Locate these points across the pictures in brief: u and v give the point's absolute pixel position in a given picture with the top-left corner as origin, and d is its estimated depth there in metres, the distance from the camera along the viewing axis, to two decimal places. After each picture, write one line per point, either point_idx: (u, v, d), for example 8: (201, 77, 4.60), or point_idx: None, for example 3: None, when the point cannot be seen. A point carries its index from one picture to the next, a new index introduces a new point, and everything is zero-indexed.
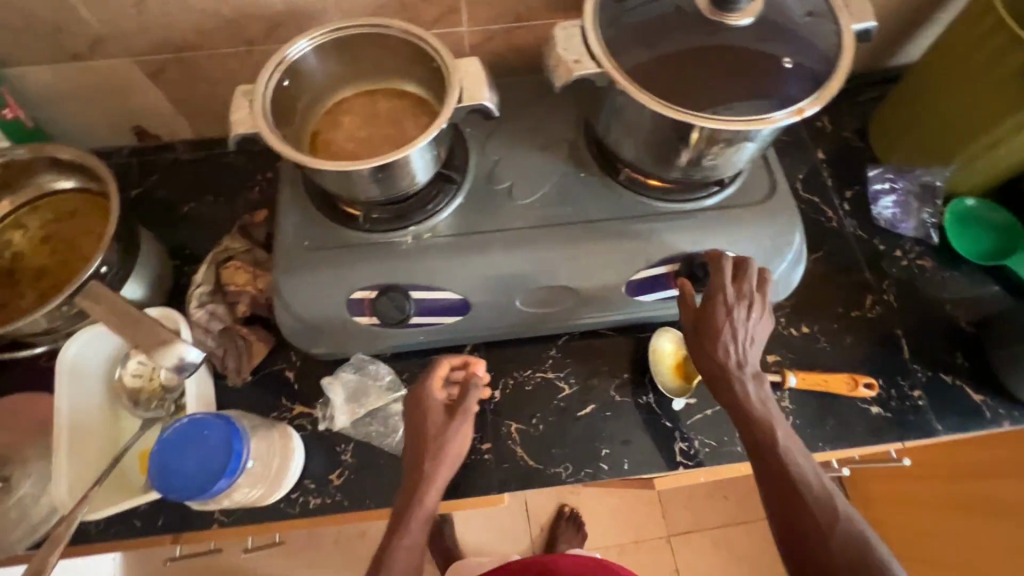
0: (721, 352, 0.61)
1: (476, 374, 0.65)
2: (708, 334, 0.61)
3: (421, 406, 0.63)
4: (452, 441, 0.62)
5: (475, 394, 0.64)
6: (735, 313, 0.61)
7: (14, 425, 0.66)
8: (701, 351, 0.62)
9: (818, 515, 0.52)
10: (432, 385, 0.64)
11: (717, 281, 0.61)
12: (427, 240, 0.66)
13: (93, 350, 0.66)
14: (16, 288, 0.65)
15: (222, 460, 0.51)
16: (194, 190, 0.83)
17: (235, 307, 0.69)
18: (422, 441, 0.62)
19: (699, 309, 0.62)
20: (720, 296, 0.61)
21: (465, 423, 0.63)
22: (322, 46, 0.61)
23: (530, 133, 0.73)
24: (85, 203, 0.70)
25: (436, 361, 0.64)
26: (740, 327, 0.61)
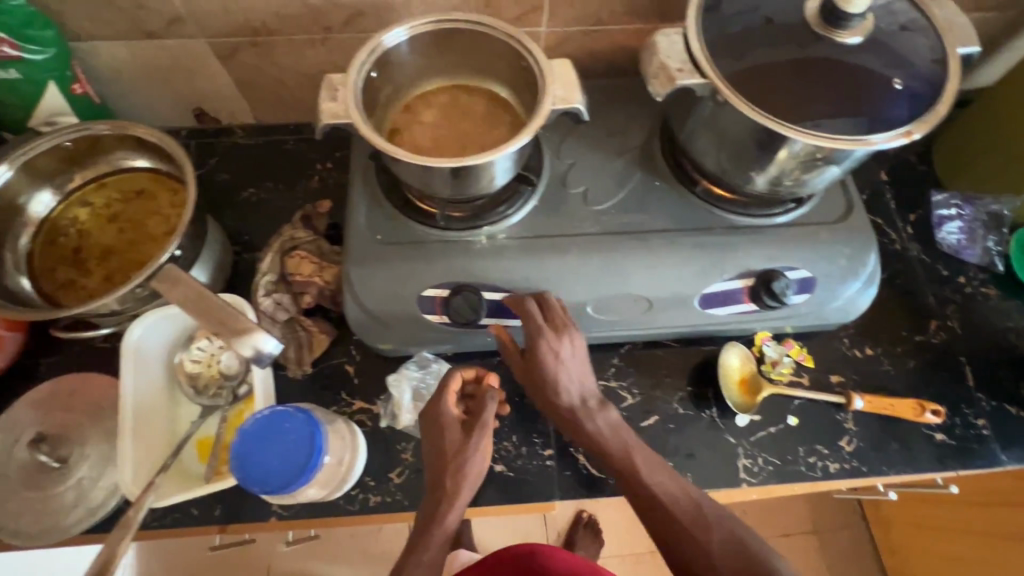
0: (562, 394, 0.60)
1: (492, 387, 0.62)
2: (543, 376, 0.60)
3: (436, 422, 0.60)
4: (472, 459, 0.57)
5: (492, 405, 0.60)
6: (561, 351, 0.60)
7: (73, 405, 0.65)
8: (548, 397, 0.61)
9: (690, 529, 0.50)
10: (448, 400, 0.60)
11: (532, 322, 0.61)
12: (502, 241, 0.65)
13: (156, 334, 0.65)
14: (84, 266, 0.64)
15: (303, 456, 0.51)
16: (253, 176, 0.82)
17: (300, 298, 0.68)
18: (439, 460, 0.58)
19: (528, 354, 0.61)
20: (539, 338, 0.60)
21: (485, 439, 0.58)
22: (414, 39, 0.60)
23: (603, 138, 0.72)
24: (152, 183, 0.68)
25: (451, 375, 0.61)
26: (566, 363, 0.60)
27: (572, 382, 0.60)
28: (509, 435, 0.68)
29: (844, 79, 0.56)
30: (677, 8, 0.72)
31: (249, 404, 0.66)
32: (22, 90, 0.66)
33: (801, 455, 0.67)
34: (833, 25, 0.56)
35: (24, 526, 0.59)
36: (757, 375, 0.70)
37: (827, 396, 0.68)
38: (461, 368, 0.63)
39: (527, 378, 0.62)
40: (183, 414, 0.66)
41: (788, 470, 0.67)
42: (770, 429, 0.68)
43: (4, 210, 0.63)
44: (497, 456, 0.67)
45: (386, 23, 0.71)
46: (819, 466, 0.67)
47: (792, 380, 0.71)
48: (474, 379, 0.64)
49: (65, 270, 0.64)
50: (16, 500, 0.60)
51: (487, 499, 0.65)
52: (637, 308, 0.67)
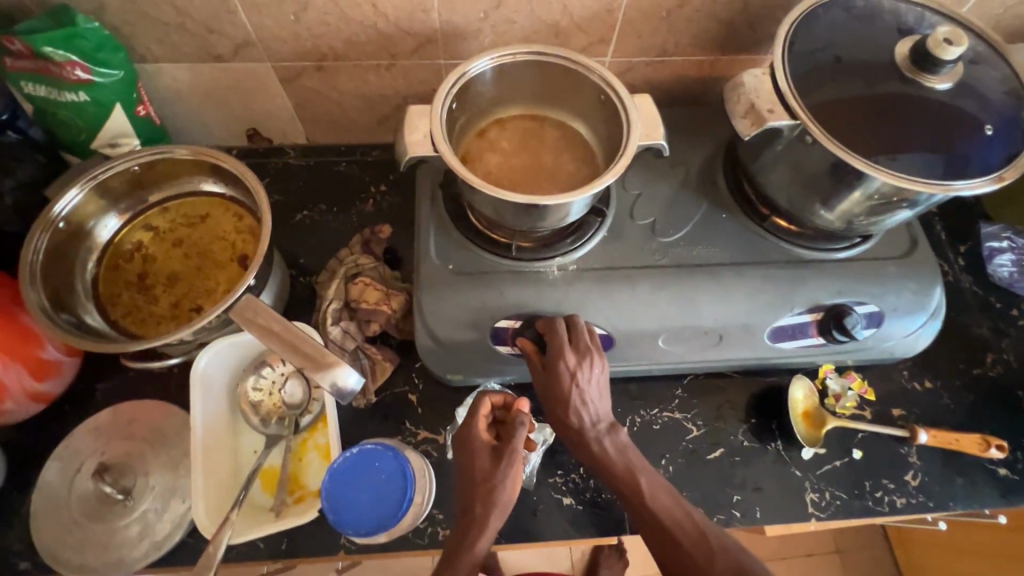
0: (574, 415, 0.59)
1: (522, 413, 0.58)
2: (557, 397, 0.59)
3: (468, 448, 0.58)
4: (502, 487, 0.55)
5: (521, 432, 0.57)
6: (579, 374, 0.59)
7: (134, 434, 0.64)
8: (561, 417, 0.60)
9: (693, 552, 0.52)
10: (478, 425, 0.58)
11: (556, 345, 0.59)
12: (574, 272, 0.65)
13: (219, 363, 0.65)
14: (151, 293, 0.64)
15: (397, 498, 0.58)
16: (306, 197, 0.81)
17: (366, 325, 0.69)
18: (469, 486, 0.56)
19: (545, 373, 0.60)
20: (560, 360, 0.59)
21: (514, 466, 0.56)
22: (496, 69, 0.60)
23: (667, 169, 0.72)
24: (217, 208, 0.68)
25: (479, 400, 0.60)
26: (585, 386, 0.59)
27: (587, 405, 0.60)
28: (575, 466, 0.67)
29: (932, 118, 0.55)
30: (741, 41, 0.72)
31: (314, 432, 0.65)
32: (87, 113, 0.64)
33: (867, 489, 0.67)
34: (922, 68, 0.55)
35: (88, 559, 0.58)
36: (822, 409, 0.70)
37: (891, 430, 0.68)
38: (490, 394, 0.61)
39: (542, 395, 0.61)
40: (246, 444, 0.65)
41: (855, 504, 0.67)
42: (835, 462, 0.69)
43: (71, 235, 0.62)
44: (564, 488, 0.66)
45: (454, 50, 0.71)
46: (886, 501, 0.67)
47: (854, 414, 0.71)
48: (502, 405, 0.62)
49: (133, 295, 0.64)
50: (80, 533, 0.59)
51: (556, 532, 0.64)
52: (706, 341, 0.67)
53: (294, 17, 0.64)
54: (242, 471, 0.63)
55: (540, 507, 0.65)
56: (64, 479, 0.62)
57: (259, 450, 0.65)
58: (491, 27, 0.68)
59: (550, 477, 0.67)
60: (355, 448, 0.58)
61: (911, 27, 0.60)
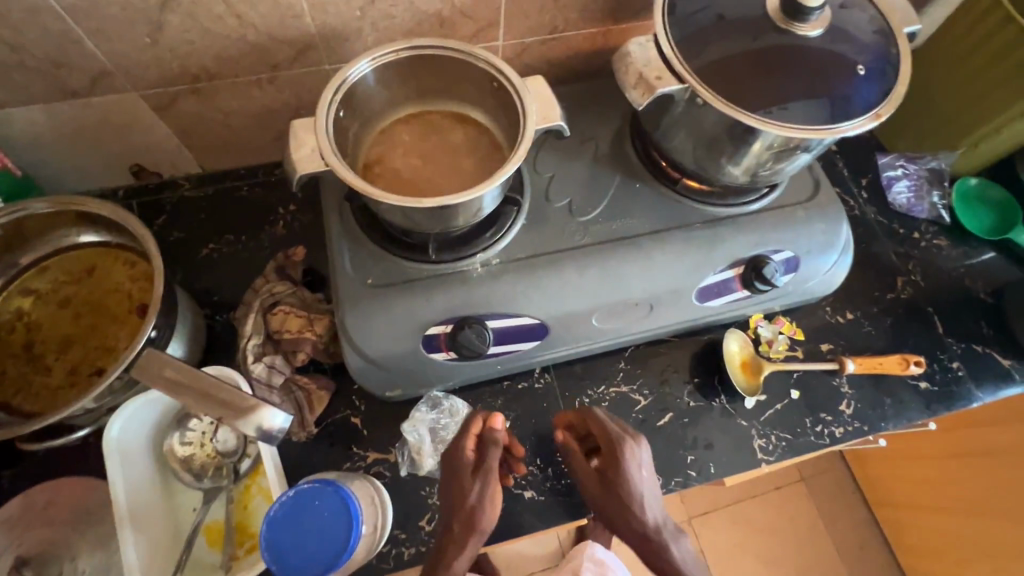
0: (643, 515, 0.54)
1: (495, 430, 0.58)
2: (617, 491, 0.55)
3: (452, 467, 0.57)
4: (482, 508, 0.54)
5: (495, 449, 0.56)
6: (641, 462, 0.56)
7: (53, 518, 0.58)
8: (624, 520, 0.54)
9: None
10: (465, 443, 0.57)
11: (614, 432, 0.58)
12: (498, 266, 0.63)
13: (137, 425, 0.60)
14: (41, 363, 0.59)
15: (343, 533, 0.55)
16: (209, 229, 0.76)
17: (293, 356, 0.65)
18: (452, 506, 0.55)
19: (604, 469, 0.56)
20: (624, 447, 0.56)
21: (490, 486, 0.55)
22: (381, 69, 0.58)
23: (577, 147, 0.72)
24: (104, 258, 0.62)
25: (472, 416, 0.59)
26: (647, 476, 0.56)
27: (649, 499, 0.55)
28: (533, 458, 0.67)
29: (812, 63, 0.56)
30: (629, 8, 0.72)
31: (256, 476, 0.62)
32: None
33: (808, 425, 0.71)
34: (794, 18, 0.56)
35: None
36: (757, 356, 0.73)
37: (822, 365, 0.72)
38: (482, 412, 0.61)
39: (600, 498, 0.56)
40: (185, 503, 0.61)
41: (799, 442, 0.70)
42: (777, 406, 0.71)
43: None
44: (524, 482, 0.66)
45: (338, 54, 0.67)
46: (826, 433, 0.70)
47: (788, 355, 0.74)
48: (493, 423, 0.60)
49: (19, 369, 0.58)
50: None
51: (523, 526, 0.64)
52: (639, 312, 0.68)
53: (151, 39, 0.59)
54: (183, 531, 0.60)
55: (503, 506, 0.65)
56: None
57: (198, 506, 0.61)
58: (372, 25, 0.65)
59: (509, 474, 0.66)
60: (291, 490, 0.55)
61: None
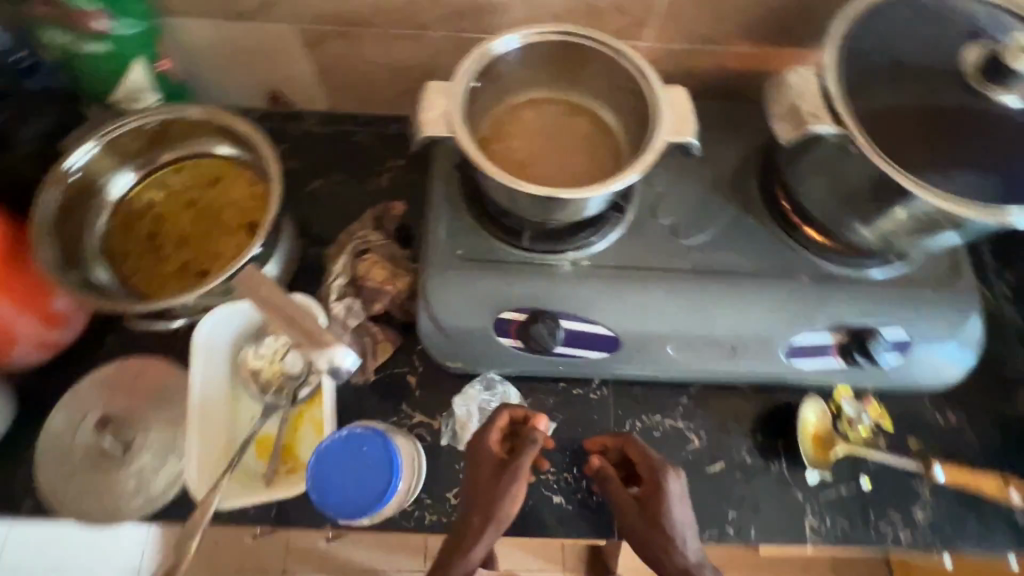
0: (681, 549, 0.53)
1: (537, 430, 0.58)
2: (660, 520, 0.53)
3: (478, 457, 0.58)
4: (504, 502, 0.54)
5: (532, 449, 0.56)
6: (681, 495, 0.55)
7: (137, 390, 0.65)
8: (664, 552, 0.53)
9: None
10: (492, 435, 0.58)
11: (655, 461, 0.57)
12: (586, 269, 0.62)
13: (223, 329, 0.66)
14: (159, 253, 0.64)
15: (382, 484, 0.57)
16: (322, 165, 0.80)
17: (371, 304, 0.68)
18: (474, 494, 0.56)
19: (644, 496, 0.55)
20: (666, 476, 0.55)
21: (516, 483, 0.55)
22: (525, 49, 0.57)
23: (696, 167, 0.68)
24: (230, 172, 0.67)
25: (498, 412, 0.60)
26: (685, 507, 0.55)
27: (690, 533, 0.54)
28: (569, 466, 0.66)
29: (995, 133, 0.50)
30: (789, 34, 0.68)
31: (311, 404, 0.66)
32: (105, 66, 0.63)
33: (873, 520, 0.65)
34: (990, 80, 0.50)
35: (87, 503, 0.61)
36: (834, 433, 0.67)
37: (903, 461, 0.65)
38: (511, 406, 0.61)
39: (639, 528, 0.54)
40: (246, 412, 0.66)
41: (857, 534, 0.64)
42: (841, 489, 0.66)
43: (82, 189, 0.63)
44: (555, 487, 0.65)
45: (483, 25, 0.68)
46: (891, 534, 0.64)
47: (869, 441, 0.68)
48: (522, 420, 0.60)
49: (141, 254, 0.64)
50: (82, 480, 0.62)
51: (543, 529, 0.63)
52: (720, 353, 0.64)
53: None
54: (237, 437, 0.64)
55: (529, 504, 0.64)
56: (68, 428, 0.64)
57: (256, 417, 0.66)
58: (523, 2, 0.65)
59: (542, 475, 0.65)
60: (344, 431, 0.58)
61: (982, 32, 0.53)
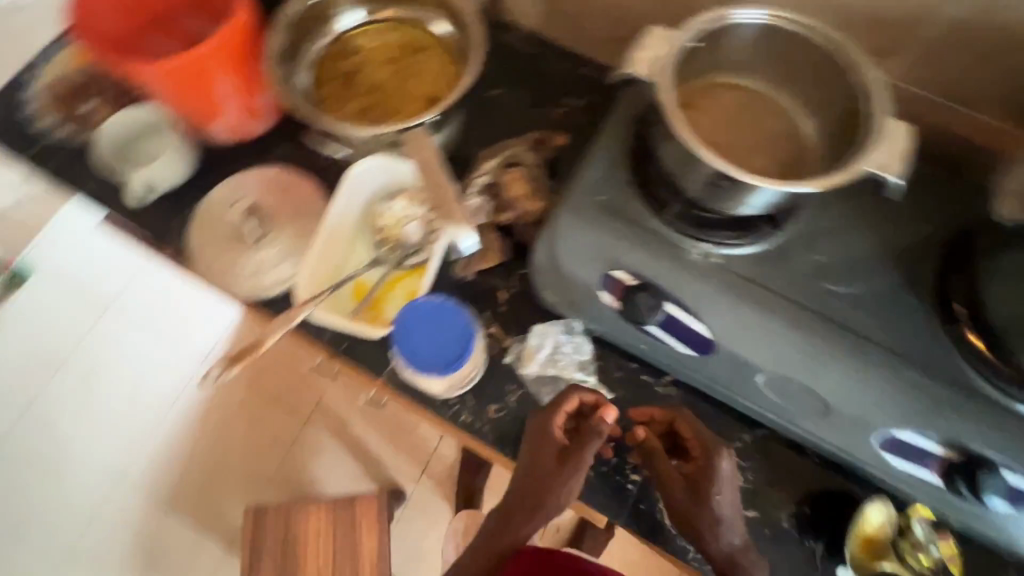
0: (722, 531, 0.59)
1: (605, 422, 0.61)
2: (708, 500, 0.59)
3: (541, 439, 0.62)
4: (562, 488, 0.62)
5: (597, 443, 0.61)
6: (730, 478, 0.60)
7: (285, 199, 0.74)
8: (709, 527, 0.59)
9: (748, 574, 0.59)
10: (556, 420, 0.62)
11: (710, 442, 0.61)
12: (716, 266, 0.59)
13: (372, 178, 0.72)
14: (348, 92, 0.71)
15: (457, 350, 0.64)
16: (506, 75, 0.82)
17: (501, 210, 0.71)
18: (534, 474, 0.63)
19: (695, 473, 0.60)
20: (719, 457, 0.60)
21: (576, 472, 0.62)
22: (760, 29, 0.55)
23: (873, 218, 0.62)
24: (432, 47, 0.72)
25: (565, 395, 0.62)
26: (733, 488, 0.60)
27: (733, 511, 0.60)
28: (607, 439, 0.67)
29: None
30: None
31: (411, 274, 0.71)
32: None
33: None
34: None
35: (213, 268, 0.72)
36: (889, 543, 0.63)
37: None
38: (582, 390, 0.63)
39: (687, 504, 0.60)
40: (356, 255, 0.72)
41: None
42: None
43: (317, 15, 0.72)
44: None
45: None
46: None
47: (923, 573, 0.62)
48: (591, 403, 0.63)
49: (334, 88, 0.72)
50: (219, 249, 0.72)
51: None
52: (809, 406, 0.61)
53: None
54: (343, 271, 0.71)
55: None
56: (221, 206, 0.74)
57: (363, 264, 0.72)
58: None
59: None
60: (439, 296, 0.65)
61: None
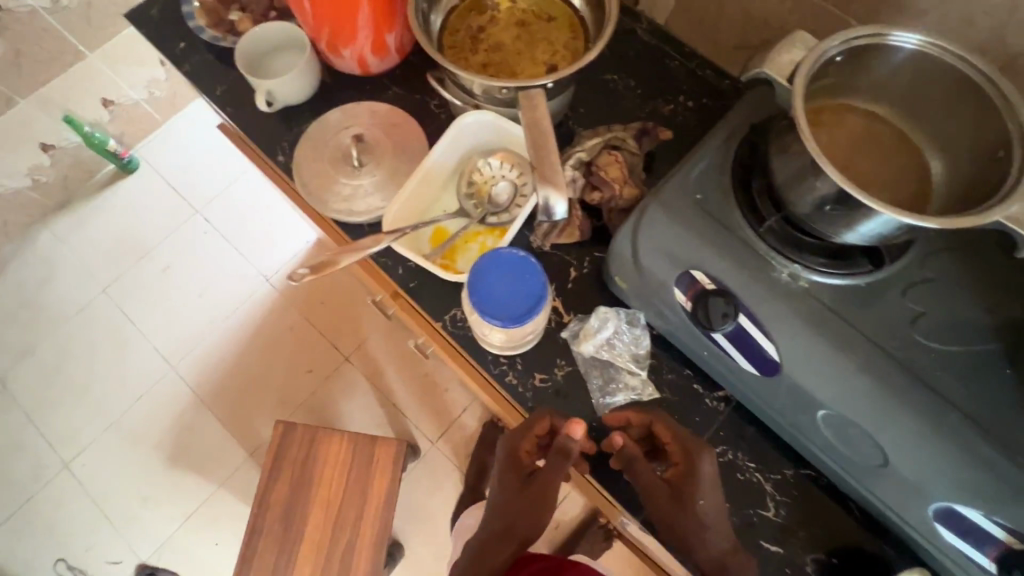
0: (707, 534, 0.58)
1: (574, 441, 0.59)
2: (691, 506, 0.57)
3: (513, 461, 0.64)
4: (530, 515, 0.63)
5: (564, 466, 0.60)
6: (712, 482, 0.58)
7: (389, 134, 0.78)
8: (692, 531, 0.58)
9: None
10: (524, 443, 0.63)
11: (690, 447, 0.59)
12: (801, 290, 0.58)
13: (479, 131, 0.74)
14: (474, 45, 0.73)
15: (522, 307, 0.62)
16: (624, 62, 0.82)
17: (591, 189, 0.71)
18: (504, 503, 0.64)
19: (676, 476, 0.59)
20: (701, 461, 0.58)
21: (543, 492, 0.62)
22: (913, 55, 0.53)
23: (985, 279, 0.58)
24: (563, 18, 0.74)
25: (534, 417, 0.63)
26: (717, 491, 0.59)
27: (718, 515, 0.58)
28: None
29: None
30: None
31: (489, 233, 0.73)
32: None
33: None
34: None
35: (315, 184, 0.76)
36: None
37: None
38: (552, 416, 0.64)
39: (668, 508, 0.58)
40: (443, 202, 0.76)
41: None
42: None
43: None
44: None
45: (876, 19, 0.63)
46: None
47: None
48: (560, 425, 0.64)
49: (461, 38, 0.74)
50: (320, 168, 0.77)
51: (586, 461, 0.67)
52: (867, 458, 0.58)
53: None
54: (427, 215, 0.75)
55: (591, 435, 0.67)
56: (332, 129, 0.78)
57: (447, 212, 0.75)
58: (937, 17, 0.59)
59: None
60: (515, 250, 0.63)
61: None
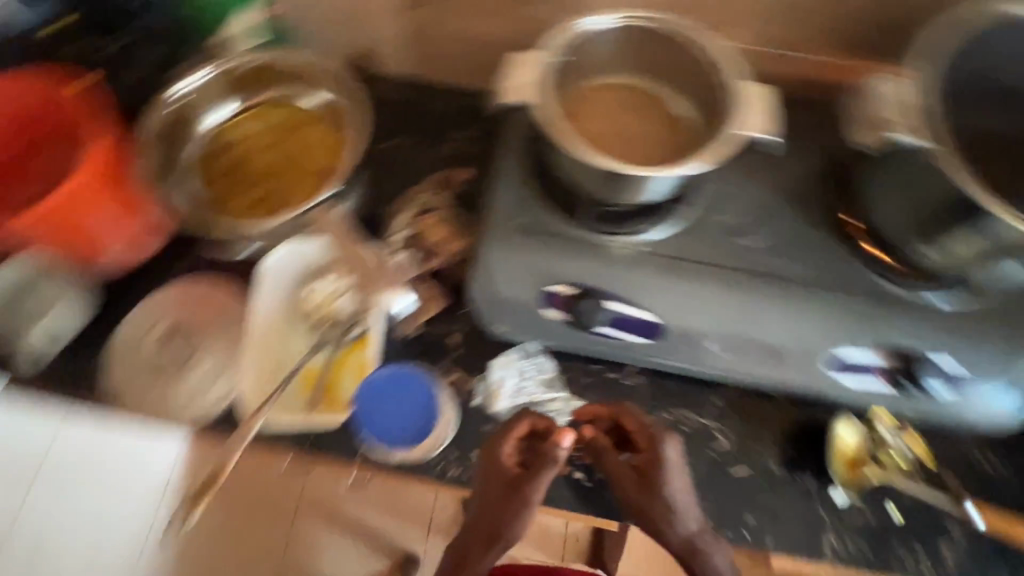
0: (676, 519, 0.59)
1: (558, 447, 0.58)
2: (660, 489, 0.59)
3: (493, 469, 0.60)
4: (511, 522, 0.59)
5: (549, 470, 0.58)
6: (677, 462, 0.60)
7: (205, 313, 0.72)
8: (662, 520, 0.59)
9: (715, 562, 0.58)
10: (505, 448, 0.60)
11: (654, 433, 0.61)
12: (642, 254, 0.62)
13: (291, 263, 0.72)
14: (239, 187, 0.71)
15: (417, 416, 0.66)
16: (392, 125, 0.81)
17: (429, 259, 0.72)
18: (483, 512, 0.60)
19: (643, 464, 0.60)
20: (664, 445, 0.60)
21: (527, 502, 0.59)
22: (610, 32, 0.59)
23: (765, 167, 0.67)
24: (308, 121, 0.74)
25: (517, 421, 0.61)
26: (682, 471, 0.60)
27: (687, 496, 0.60)
28: None
29: None
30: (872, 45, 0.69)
31: (356, 348, 0.69)
32: None
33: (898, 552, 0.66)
34: None
35: (150, 399, 0.69)
36: (868, 456, 0.67)
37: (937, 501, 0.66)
38: (535, 416, 0.62)
39: (636, 495, 0.60)
40: (293, 346, 0.70)
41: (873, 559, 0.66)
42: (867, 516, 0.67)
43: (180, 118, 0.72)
44: (578, 464, 0.68)
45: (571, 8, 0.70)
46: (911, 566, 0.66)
47: (906, 474, 0.67)
48: (543, 428, 0.62)
49: (222, 187, 0.71)
50: (150, 383, 0.69)
51: (560, 501, 0.67)
52: (761, 356, 0.64)
53: None
54: (285, 367, 0.69)
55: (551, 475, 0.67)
56: (137, 338, 0.70)
57: (304, 352, 0.69)
58: None
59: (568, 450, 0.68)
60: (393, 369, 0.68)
61: None
